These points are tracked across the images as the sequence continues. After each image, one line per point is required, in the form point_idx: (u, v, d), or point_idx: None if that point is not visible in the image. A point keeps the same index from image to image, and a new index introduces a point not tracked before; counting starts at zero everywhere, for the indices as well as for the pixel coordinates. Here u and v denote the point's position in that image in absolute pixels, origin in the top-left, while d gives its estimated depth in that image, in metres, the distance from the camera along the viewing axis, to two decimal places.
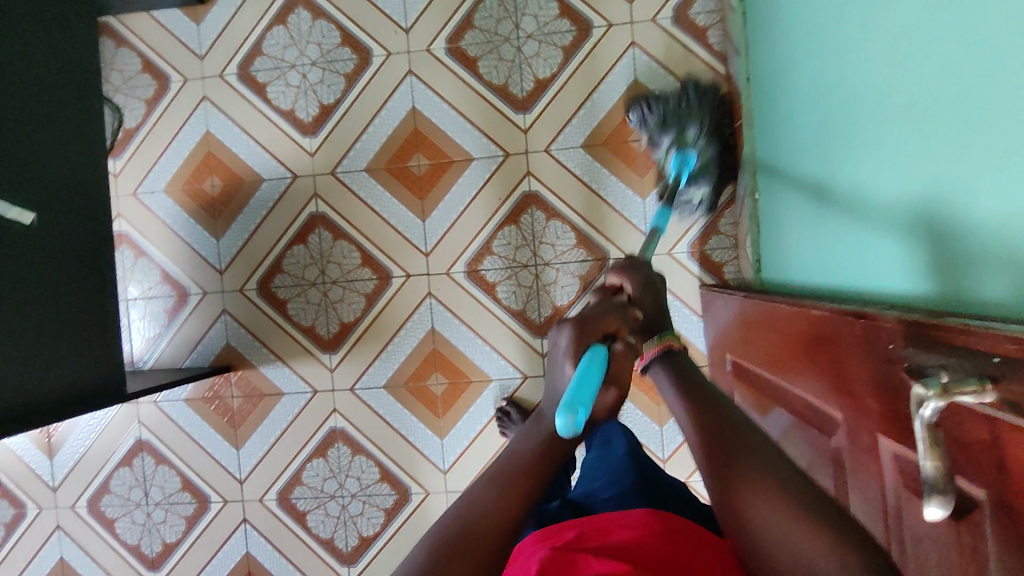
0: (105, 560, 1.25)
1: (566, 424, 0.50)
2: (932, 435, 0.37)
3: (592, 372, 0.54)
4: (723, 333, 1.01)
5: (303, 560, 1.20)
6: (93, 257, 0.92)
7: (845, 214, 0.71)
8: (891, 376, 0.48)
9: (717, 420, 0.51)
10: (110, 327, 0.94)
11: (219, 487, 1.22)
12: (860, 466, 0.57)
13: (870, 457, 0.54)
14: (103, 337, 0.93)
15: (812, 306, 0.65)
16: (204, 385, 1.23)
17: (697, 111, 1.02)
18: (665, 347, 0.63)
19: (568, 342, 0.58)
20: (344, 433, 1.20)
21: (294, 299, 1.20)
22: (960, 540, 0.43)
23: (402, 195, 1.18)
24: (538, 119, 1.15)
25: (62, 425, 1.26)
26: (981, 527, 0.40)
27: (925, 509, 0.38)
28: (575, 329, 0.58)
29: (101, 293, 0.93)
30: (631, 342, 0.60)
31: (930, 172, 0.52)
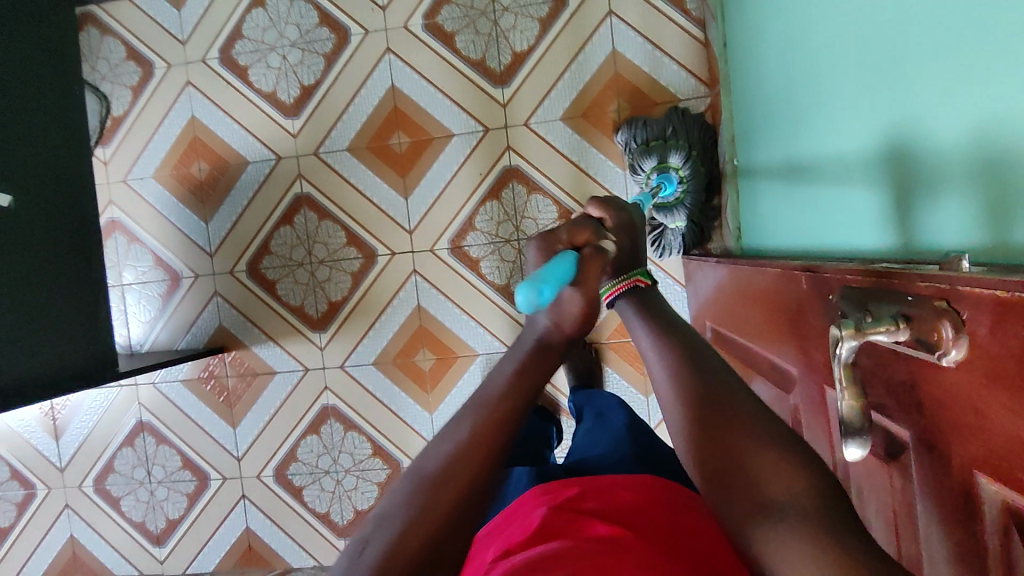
0: (112, 537, 1.30)
1: (527, 301, 0.51)
2: (850, 374, 0.36)
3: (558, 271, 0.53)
4: (704, 301, 1.01)
5: (301, 534, 1.23)
6: (74, 239, 0.94)
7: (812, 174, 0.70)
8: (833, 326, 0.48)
9: (693, 356, 0.47)
10: (97, 307, 0.97)
11: (217, 464, 1.25)
12: (814, 421, 0.57)
13: (821, 411, 0.55)
14: (90, 316, 0.95)
15: (773, 264, 0.65)
16: (200, 366, 1.25)
17: (686, 142, 1.03)
18: (632, 283, 0.59)
19: (536, 257, 0.59)
20: (336, 410, 1.22)
21: (283, 280, 1.22)
22: (892, 484, 0.43)
23: (384, 173, 1.19)
24: (516, 93, 1.15)
25: (66, 408, 1.30)
26: (908, 470, 0.40)
27: (846, 451, 0.37)
28: (541, 241, 0.59)
29: (86, 274, 0.96)
30: (602, 248, 0.57)
31: (879, 120, 0.52)
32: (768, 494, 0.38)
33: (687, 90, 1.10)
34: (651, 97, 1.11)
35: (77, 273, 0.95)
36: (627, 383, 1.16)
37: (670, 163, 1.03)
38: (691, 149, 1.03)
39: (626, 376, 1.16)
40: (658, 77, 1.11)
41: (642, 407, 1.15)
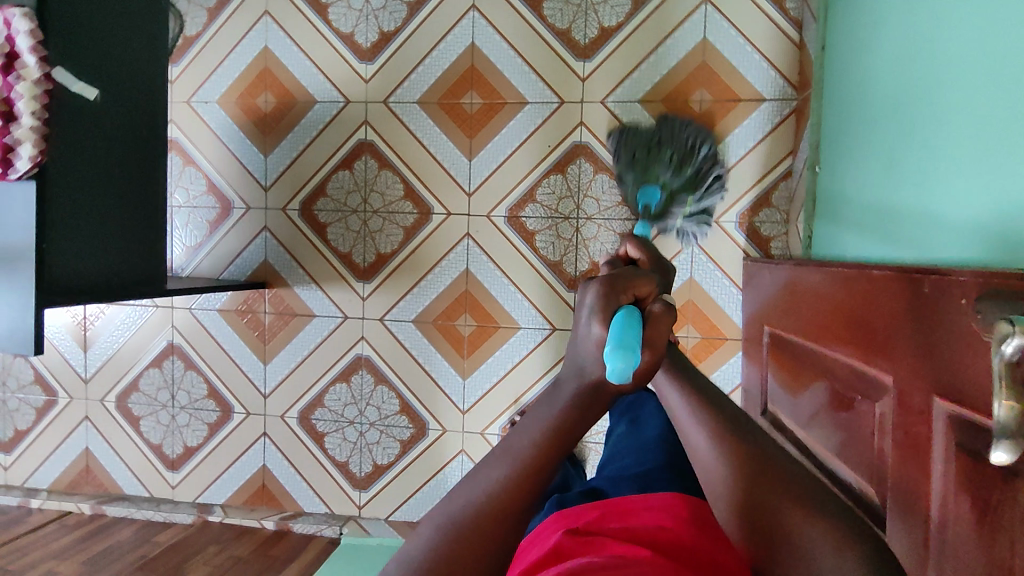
0: (128, 455, 1.30)
1: (618, 371, 0.41)
2: (1008, 377, 0.35)
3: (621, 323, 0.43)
4: (765, 305, 0.98)
5: (317, 480, 1.23)
6: (142, 146, 0.92)
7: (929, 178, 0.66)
8: (958, 330, 0.45)
9: (723, 415, 0.51)
10: (151, 219, 0.95)
11: (243, 398, 1.25)
12: (903, 434, 0.55)
13: (915, 423, 0.53)
14: (144, 227, 0.94)
15: (871, 268, 0.63)
16: (239, 298, 1.25)
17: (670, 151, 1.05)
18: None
19: (593, 302, 0.45)
20: (369, 361, 1.22)
21: (334, 224, 1.22)
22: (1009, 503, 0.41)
23: (451, 132, 1.17)
24: (598, 68, 1.12)
25: (99, 321, 1.30)
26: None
27: (992, 455, 0.36)
28: (602, 287, 0.45)
29: (148, 184, 0.94)
30: (671, 303, 0.46)
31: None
32: (821, 567, 0.41)
33: (773, 90, 1.08)
34: (735, 92, 1.09)
35: (140, 180, 0.92)
36: None
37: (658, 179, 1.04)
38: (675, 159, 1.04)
39: None
40: (745, 73, 1.09)
41: None
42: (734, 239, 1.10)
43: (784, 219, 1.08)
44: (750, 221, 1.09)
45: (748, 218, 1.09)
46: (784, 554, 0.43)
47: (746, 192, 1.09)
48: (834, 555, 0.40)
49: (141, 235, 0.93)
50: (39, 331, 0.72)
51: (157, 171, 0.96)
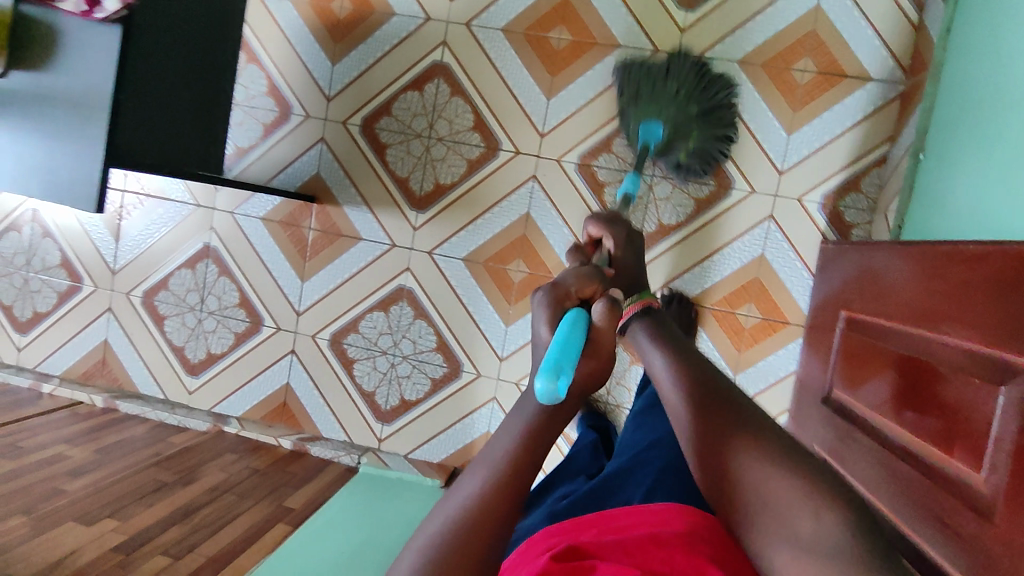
0: (147, 354, 1.26)
1: (546, 390, 0.46)
2: None
3: (568, 328, 0.49)
4: (842, 287, 0.93)
5: (340, 406, 1.20)
6: (218, 27, 0.88)
7: None
8: None
9: (701, 375, 0.52)
10: (215, 104, 0.90)
11: (276, 313, 1.21)
12: None
13: None
14: (208, 109, 0.88)
15: (1001, 244, 0.58)
16: (285, 209, 1.20)
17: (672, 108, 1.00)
18: (645, 304, 0.65)
19: (542, 310, 0.52)
20: (411, 293, 1.17)
21: (395, 146, 1.16)
22: None
23: (533, 66, 1.11)
24: (699, 21, 1.06)
25: (135, 212, 1.25)
26: None
27: None
28: (551, 294, 0.53)
29: (216, 67, 0.89)
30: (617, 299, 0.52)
31: None
32: (795, 525, 0.41)
33: (882, 70, 1.02)
34: (841, 67, 1.03)
35: (212, 62, 0.88)
36: (718, 354, 1.09)
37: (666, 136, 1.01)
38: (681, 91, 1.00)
39: (718, 346, 1.09)
40: (854, 47, 1.03)
41: None
42: (815, 220, 1.05)
43: (870, 207, 1.04)
44: (835, 204, 1.04)
45: (832, 201, 1.05)
46: (755, 502, 0.44)
47: (835, 173, 1.04)
48: (815, 517, 0.40)
49: (206, 114, 0.88)
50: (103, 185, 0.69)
51: (226, 57, 0.91)
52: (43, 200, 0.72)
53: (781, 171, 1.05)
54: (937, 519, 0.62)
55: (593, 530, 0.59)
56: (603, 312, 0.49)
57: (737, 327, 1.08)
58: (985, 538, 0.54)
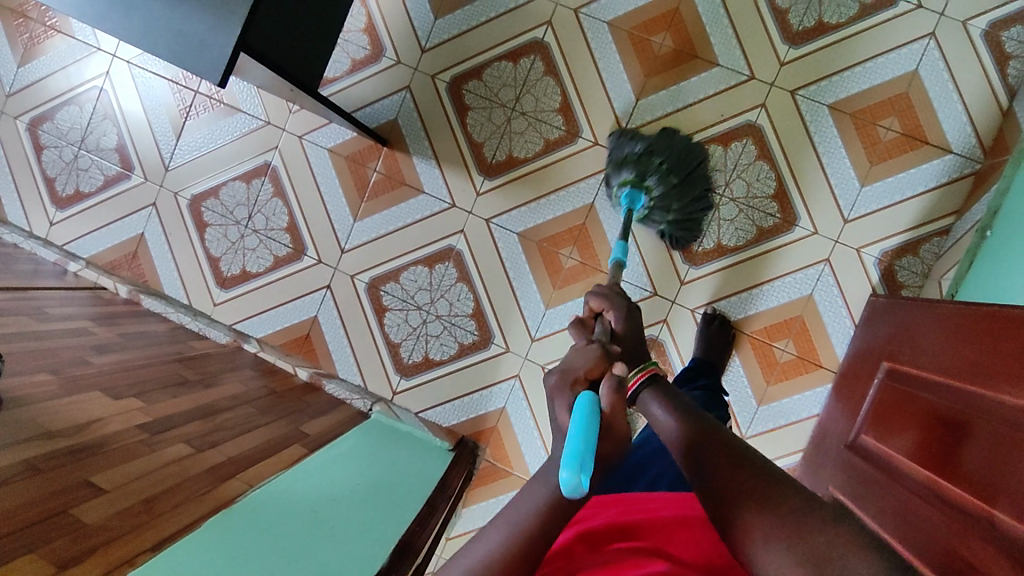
0: (181, 258, 1.25)
1: (570, 482, 0.49)
2: None
3: (582, 411, 0.56)
4: (889, 339, 0.95)
5: (363, 351, 1.20)
6: None
7: None
8: None
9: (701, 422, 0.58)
10: (324, 28, 0.94)
11: (320, 246, 1.21)
12: None
13: None
14: (317, 29, 0.92)
15: None
16: (353, 147, 1.20)
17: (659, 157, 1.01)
18: (649, 373, 0.69)
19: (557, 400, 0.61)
20: (459, 256, 1.18)
21: (478, 110, 1.17)
22: None
23: (630, 65, 1.13)
24: (799, 59, 1.09)
25: (203, 117, 1.24)
26: None
27: None
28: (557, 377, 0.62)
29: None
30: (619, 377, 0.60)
31: None
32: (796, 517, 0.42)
33: (963, 145, 1.05)
34: (925, 134, 1.06)
35: None
36: (746, 381, 1.11)
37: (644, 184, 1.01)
38: (665, 168, 1.00)
39: (748, 374, 1.11)
40: (942, 118, 1.06)
41: (747, 412, 1.11)
42: (868, 273, 1.07)
43: (924, 273, 1.06)
44: (891, 261, 1.07)
45: (889, 258, 1.07)
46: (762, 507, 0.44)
47: (897, 233, 1.07)
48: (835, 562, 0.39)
49: (317, 20, 0.90)
50: (230, 61, 0.73)
51: None
52: (167, 60, 0.74)
53: (846, 219, 1.08)
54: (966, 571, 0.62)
55: (615, 508, 0.61)
56: (612, 393, 0.58)
57: (771, 359, 1.10)
58: None
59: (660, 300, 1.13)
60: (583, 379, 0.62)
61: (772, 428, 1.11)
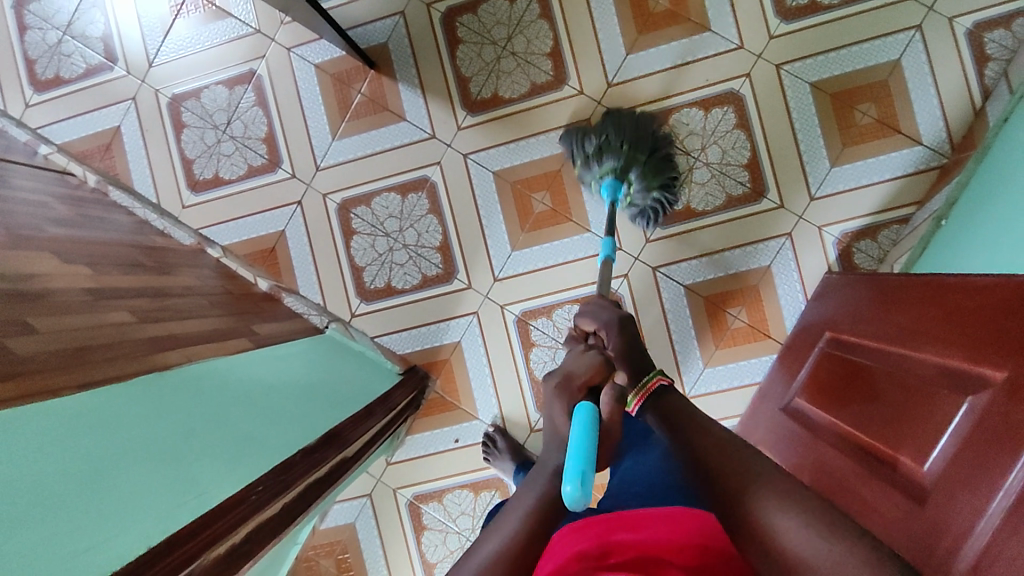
0: (154, 157, 1.24)
1: (574, 495, 0.50)
2: None
3: (582, 424, 0.56)
4: (836, 312, 0.97)
5: (326, 271, 1.20)
6: None
7: None
8: None
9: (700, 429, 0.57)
10: None
11: (296, 161, 1.21)
12: (990, 432, 0.54)
13: (1010, 422, 0.53)
14: None
15: (1010, 275, 0.62)
16: (340, 66, 1.20)
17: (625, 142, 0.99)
18: (656, 383, 0.67)
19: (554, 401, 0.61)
20: (433, 188, 1.18)
21: (470, 44, 1.17)
22: None
23: (624, 19, 1.14)
24: (789, 34, 1.10)
25: (192, 17, 1.23)
26: None
27: None
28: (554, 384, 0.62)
29: None
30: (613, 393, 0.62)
31: None
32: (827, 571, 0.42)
33: (933, 139, 1.08)
34: (898, 123, 1.09)
35: None
36: (695, 341, 1.13)
37: (627, 177, 1.00)
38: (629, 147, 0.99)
39: (698, 334, 1.13)
40: (916, 110, 1.08)
41: (693, 372, 1.13)
42: (826, 252, 1.10)
43: (879, 257, 1.09)
44: (850, 242, 1.10)
45: (849, 240, 1.10)
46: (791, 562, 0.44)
47: (859, 216, 1.09)
48: None
49: None
50: None
51: None
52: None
53: (813, 197, 1.10)
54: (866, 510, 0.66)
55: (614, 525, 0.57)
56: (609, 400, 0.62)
57: (722, 323, 1.13)
58: (911, 522, 0.58)
59: (624, 255, 1.15)
60: (583, 386, 0.61)
61: (716, 389, 1.13)
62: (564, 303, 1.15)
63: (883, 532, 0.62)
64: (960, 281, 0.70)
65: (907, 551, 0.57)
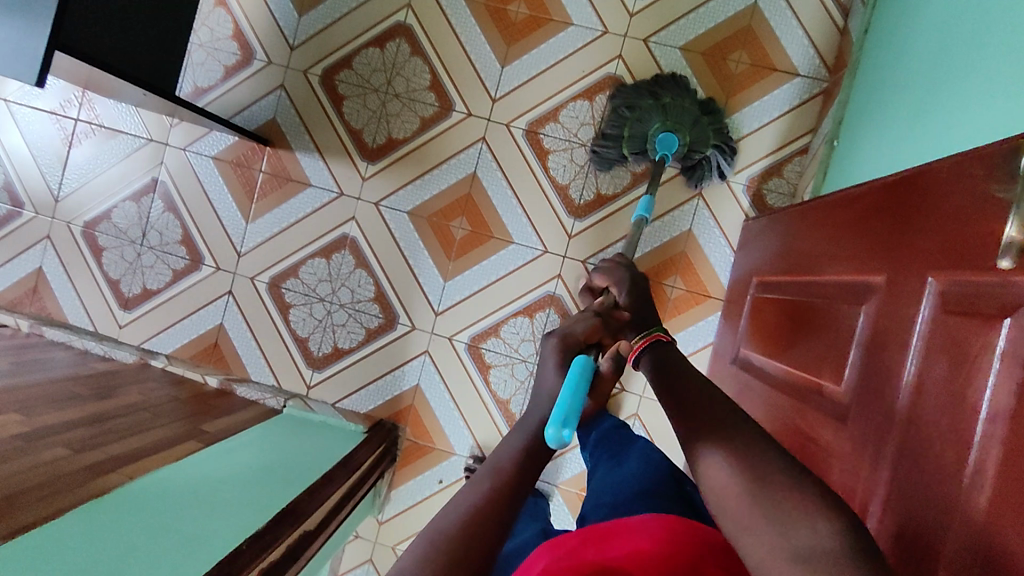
0: (83, 288, 1.25)
1: (556, 437, 0.54)
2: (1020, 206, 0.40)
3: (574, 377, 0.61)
4: (759, 258, 0.97)
5: (272, 351, 1.20)
6: None
7: (957, 115, 0.68)
8: (979, 208, 0.45)
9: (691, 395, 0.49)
10: (159, 33, 0.97)
11: (216, 253, 1.22)
12: (885, 339, 0.55)
13: (900, 323, 0.53)
14: (150, 34, 0.94)
15: (877, 179, 0.63)
16: (236, 151, 1.22)
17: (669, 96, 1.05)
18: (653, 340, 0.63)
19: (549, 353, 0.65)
20: (354, 243, 1.19)
21: (352, 98, 1.19)
22: (970, 366, 0.43)
23: (491, 35, 1.17)
24: (647, 8, 1.13)
25: (85, 144, 1.25)
26: (1014, 340, 0.39)
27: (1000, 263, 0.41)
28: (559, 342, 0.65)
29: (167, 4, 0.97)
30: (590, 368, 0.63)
31: None
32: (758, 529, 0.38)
33: (808, 67, 1.10)
34: (772, 61, 1.11)
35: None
36: None
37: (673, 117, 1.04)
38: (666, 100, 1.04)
39: None
40: (785, 44, 1.11)
41: None
42: (739, 202, 1.12)
43: (790, 192, 1.11)
44: (758, 186, 1.11)
45: (757, 183, 1.12)
46: None
47: (761, 158, 1.11)
48: None
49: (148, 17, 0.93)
50: (45, 61, 0.73)
51: None
52: None
53: None
54: (806, 444, 0.66)
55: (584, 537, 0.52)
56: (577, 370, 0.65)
57: (662, 297, 1.13)
58: (839, 441, 0.59)
59: (553, 257, 1.15)
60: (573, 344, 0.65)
61: None
62: (508, 319, 1.16)
63: (819, 457, 0.62)
64: (842, 197, 0.71)
65: (838, 471, 0.58)
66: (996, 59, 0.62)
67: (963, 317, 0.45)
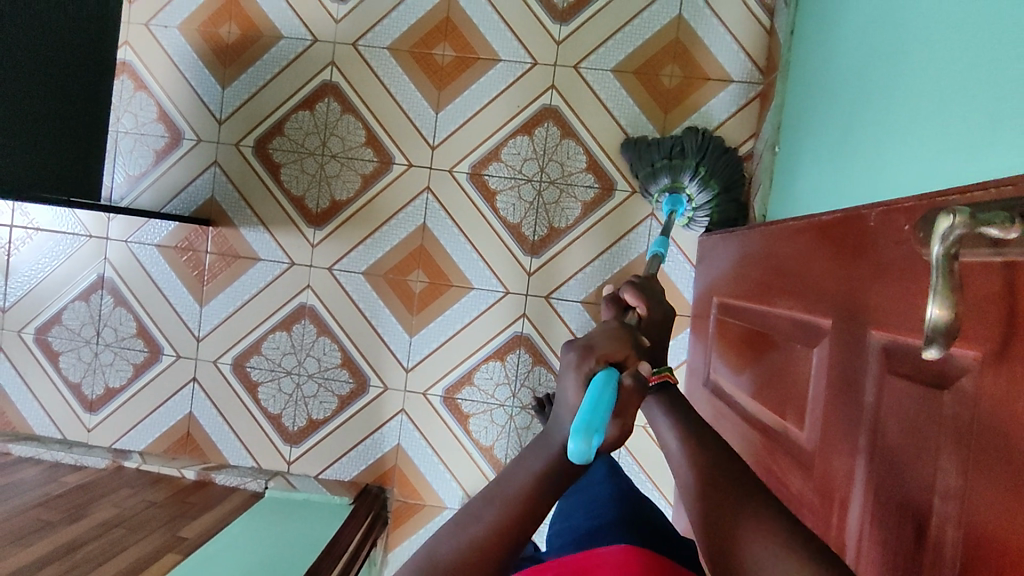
0: (44, 396, 1.22)
1: (580, 450, 0.43)
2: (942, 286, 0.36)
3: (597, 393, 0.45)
4: (716, 278, 0.96)
5: (246, 432, 1.18)
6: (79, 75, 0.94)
7: (885, 133, 0.67)
8: (905, 269, 0.44)
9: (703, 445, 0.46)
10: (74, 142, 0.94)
11: (175, 341, 1.19)
12: (840, 387, 0.54)
13: (849, 374, 0.52)
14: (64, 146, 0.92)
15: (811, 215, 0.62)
16: (180, 235, 1.19)
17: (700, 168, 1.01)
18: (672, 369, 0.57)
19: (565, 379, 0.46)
20: (313, 311, 1.17)
21: (289, 165, 1.16)
22: (916, 436, 0.42)
23: (421, 82, 1.14)
24: (574, 33, 1.12)
25: (23, 249, 1.21)
26: (955, 419, 0.38)
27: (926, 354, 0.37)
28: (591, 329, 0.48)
29: (78, 111, 0.95)
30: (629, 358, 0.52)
31: (982, 98, 0.50)
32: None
33: (742, 72, 1.09)
34: (705, 71, 1.10)
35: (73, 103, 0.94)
36: None
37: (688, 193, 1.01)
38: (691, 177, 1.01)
39: None
40: (716, 52, 1.09)
41: None
42: None
43: None
44: None
45: None
46: None
47: None
48: None
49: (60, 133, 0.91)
50: None
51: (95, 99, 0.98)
52: None
53: None
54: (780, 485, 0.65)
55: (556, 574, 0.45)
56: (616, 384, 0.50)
57: None
58: (808, 488, 0.58)
59: (516, 297, 1.14)
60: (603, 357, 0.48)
61: None
62: (480, 365, 1.14)
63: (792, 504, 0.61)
64: (783, 227, 0.70)
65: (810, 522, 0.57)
66: (917, 81, 0.61)
67: (905, 379, 0.44)
